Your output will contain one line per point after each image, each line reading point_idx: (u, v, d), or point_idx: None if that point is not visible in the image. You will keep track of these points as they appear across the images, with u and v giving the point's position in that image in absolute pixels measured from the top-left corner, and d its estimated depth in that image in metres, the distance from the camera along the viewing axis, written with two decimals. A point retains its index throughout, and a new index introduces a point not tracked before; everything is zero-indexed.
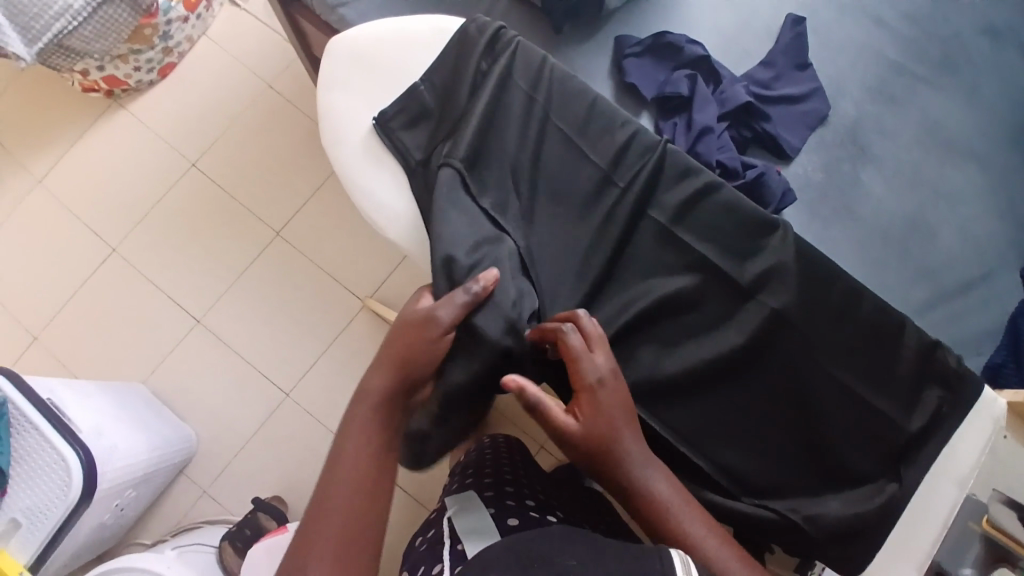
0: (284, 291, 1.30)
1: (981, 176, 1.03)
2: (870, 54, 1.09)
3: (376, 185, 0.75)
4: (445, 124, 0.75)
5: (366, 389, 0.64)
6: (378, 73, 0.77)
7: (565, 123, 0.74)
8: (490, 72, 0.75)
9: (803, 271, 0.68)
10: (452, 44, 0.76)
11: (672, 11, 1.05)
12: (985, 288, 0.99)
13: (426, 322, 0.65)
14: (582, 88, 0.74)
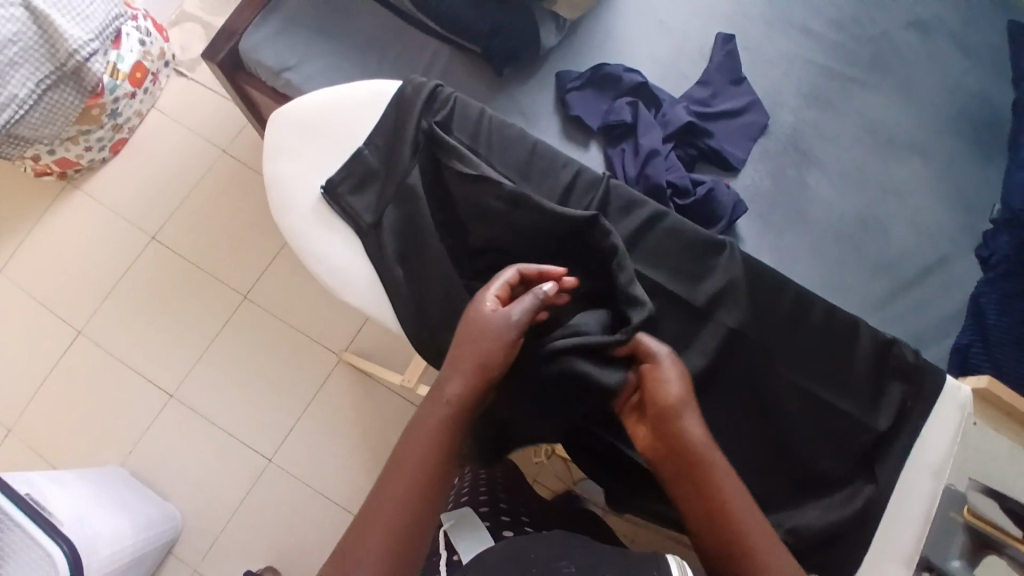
0: (258, 355, 1.29)
1: (921, 169, 1.07)
2: (799, 64, 1.13)
3: (329, 249, 0.76)
4: (390, 186, 0.77)
5: (438, 393, 0.63)
6: (320, 138, 0.80)
7: (507, 168, 0.78)
8: (433, 125, 0.77)
9: (754, 286, 0.72)
10: (392, 107, 0.79)
11: (608, 43, 1.08)
12: (939, 274, 1.02)
13: (504, 321, 0.63)
14: (524, 135, 0.79)
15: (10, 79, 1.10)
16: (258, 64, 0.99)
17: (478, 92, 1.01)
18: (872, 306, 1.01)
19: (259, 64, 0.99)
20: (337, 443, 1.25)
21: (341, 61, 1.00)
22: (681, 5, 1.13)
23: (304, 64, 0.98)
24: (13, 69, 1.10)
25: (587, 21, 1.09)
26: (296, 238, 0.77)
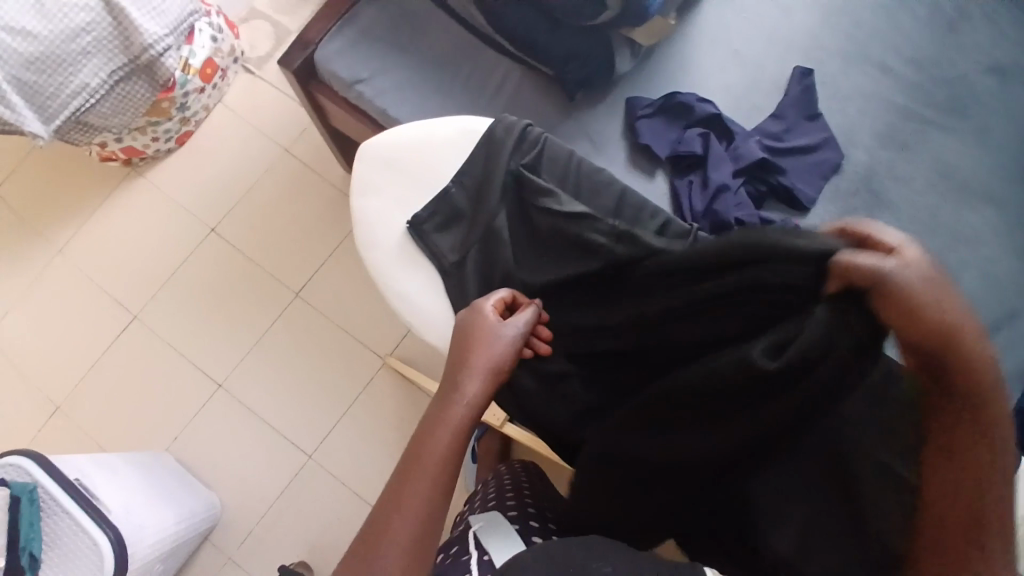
0: (305, 352, 1.31)
1: (999, 218, 1.03)
2: (877, 101, 1.09)
3: (410, 283, 0.82)
4: (478, 227, 0.83)
5: (455, 392, 0.66)
6: (408, 177, 0.86)
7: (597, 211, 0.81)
8: (523, 167, 0.82)
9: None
10: (483, 147, 0.85)
11: (680, 70, 1.07)
12: (1011, 329, 0.98)
13: (503, 338, 0.69)
14: (611, 180, 0.82)
15: (81, 68, 1.12)
16: (331, 75, 1.00)
17: (547, 115, 1.01)
18: None
19: (333, 74, 1.00)
20: (376, 446, 1.26)
21: (414, 75, 1.00)
22: (756, 34, 1.10)
23: (376, 77, 0.99)
24: (86, 58, 1.12)
25: (659, 46, 1.07)
26: (380, 271, 0.83)
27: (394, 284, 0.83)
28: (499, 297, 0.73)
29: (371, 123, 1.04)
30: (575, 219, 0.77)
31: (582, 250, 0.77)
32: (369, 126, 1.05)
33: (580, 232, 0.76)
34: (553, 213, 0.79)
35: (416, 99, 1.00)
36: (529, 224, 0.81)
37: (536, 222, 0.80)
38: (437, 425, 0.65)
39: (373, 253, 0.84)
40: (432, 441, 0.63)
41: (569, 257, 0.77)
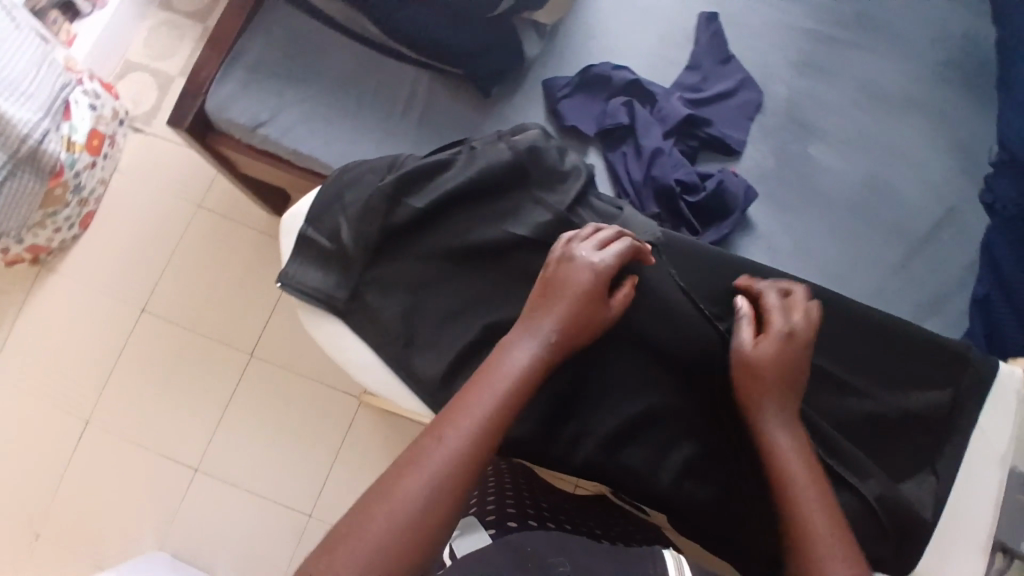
0: (277, 409, 1.24)
1: (911, 126, 1.08)
2: (785, 31, 1.09)
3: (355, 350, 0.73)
4: (381, 261, 0.74)
5: (508, 353, 0.62)
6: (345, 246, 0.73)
7: (501, 202, 0.75)
8: (432, 196, 0.73)
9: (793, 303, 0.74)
10: (376, 194, 0.73)
11: (589, 38, 1.03)
12: (946, 229, 1.05)
13: (588, 267, 0.65)
14: (538, 181, 0.75)
15: None
16: (230, 123, 0.93)
17: (466, 115, 0.95)
18: (892, 271, 1.01)
19: (230, 122, 0.92)
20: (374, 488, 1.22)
21: (318, 103, 0.93)
22: None
23: (277, 115, 0.92)
24: None
25: (564, 20, 1.04)
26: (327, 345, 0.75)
27: (364, 362, 0.73)
28: (608, 232, 0.68)
29: (284, 165, 0.98)
30: (535, 214, 0.74)
31: (498, 214, 0.74)
32: (282, 169, 0.99)
33: (552, 223, 0.73)
34: (491, 231, 0.73)
35: (326, 128, 0.92)
36: (449, 236, 0.74)
37: (482, 248, 0.73)
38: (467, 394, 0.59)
39: (326, 329, 0.74)
40: (461, 414, 0.58)
41: (491, 231, 0.73)
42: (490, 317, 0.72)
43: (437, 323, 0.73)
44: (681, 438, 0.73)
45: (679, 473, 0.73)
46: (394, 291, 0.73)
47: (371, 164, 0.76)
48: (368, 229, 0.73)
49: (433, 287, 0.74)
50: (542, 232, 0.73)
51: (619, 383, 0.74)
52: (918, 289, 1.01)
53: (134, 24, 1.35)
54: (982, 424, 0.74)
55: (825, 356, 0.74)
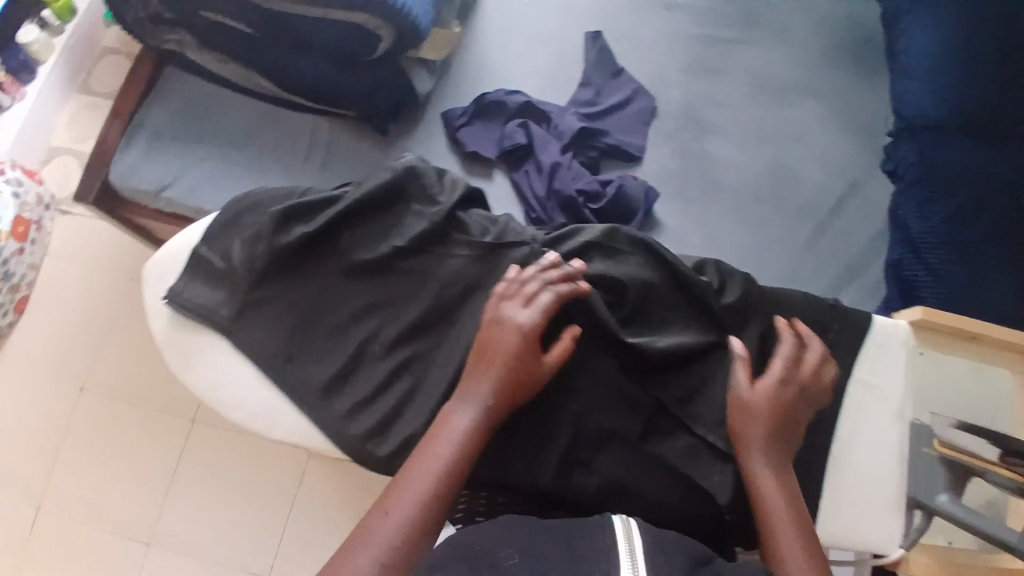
0: (227, 472, 1.21)
1: (813, 108, 1.11)
2: (672, 39, 1.14)
3: (239, 388, 0.68)
4: (260, 292, 0.69)
5: (448, 428, 0.58)
6: (218, 287, 0.70)
7: (386, 220, 0.71)
8: (317, 221, 0.69)
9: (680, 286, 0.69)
10: (269, 219, 0.69)
11: (484, 66, 1.07)
12: (852, 203, 1.06)
13: (523, 326, 0.61)
14: (422, 193, 0.72)
15: None
16: (135, 190, 0.93)
17: (367, 152, 0.97)
18: (802, 248, 1.03)
19: (135, 189, 0.93)
20: (332, 539, 1.16)
21: (219, 159, 0.94)
22: (543, 12, 1.12)
23: (180, 177, 0.93)
24: None
25: (456, 53, 1.07)
26: (216, 394, 0.69)
27: (244, 411, 0.68)
28: (533, 284, 0.64)
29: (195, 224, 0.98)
30: (409, 225, 0.71)
31: (384, 232, 0.71)
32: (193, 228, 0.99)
33: (435, 229, 0.70)
34: (376, 249, 0.70)
35: (226, 183, 0.93)
36: (338, 258, 0.70)
37: (366, 266, 0.69)
38: (395, 483, 0.55)
39: (209, 374, 0.69)
40: (389, 511, 0.53)
41: (375, 249, 0.70)
42: (382, 332, 0.69)
43: (320, 342, 0.69)
44: (565, 427, 0.65)
45: (565, 463, 0.64)
46: (278, 321, 0.69)
47: (273, 191, 0.74)
48: (251, 258, 0.68)
49: (324, 310, 0.69)
50: (423, 240, 0.70)
51: (498, 382, 0.66)
52: (832, 262, 1.03)
53: (57, 108, 1.39)
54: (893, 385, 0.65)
55: (712, 328, 0.68)
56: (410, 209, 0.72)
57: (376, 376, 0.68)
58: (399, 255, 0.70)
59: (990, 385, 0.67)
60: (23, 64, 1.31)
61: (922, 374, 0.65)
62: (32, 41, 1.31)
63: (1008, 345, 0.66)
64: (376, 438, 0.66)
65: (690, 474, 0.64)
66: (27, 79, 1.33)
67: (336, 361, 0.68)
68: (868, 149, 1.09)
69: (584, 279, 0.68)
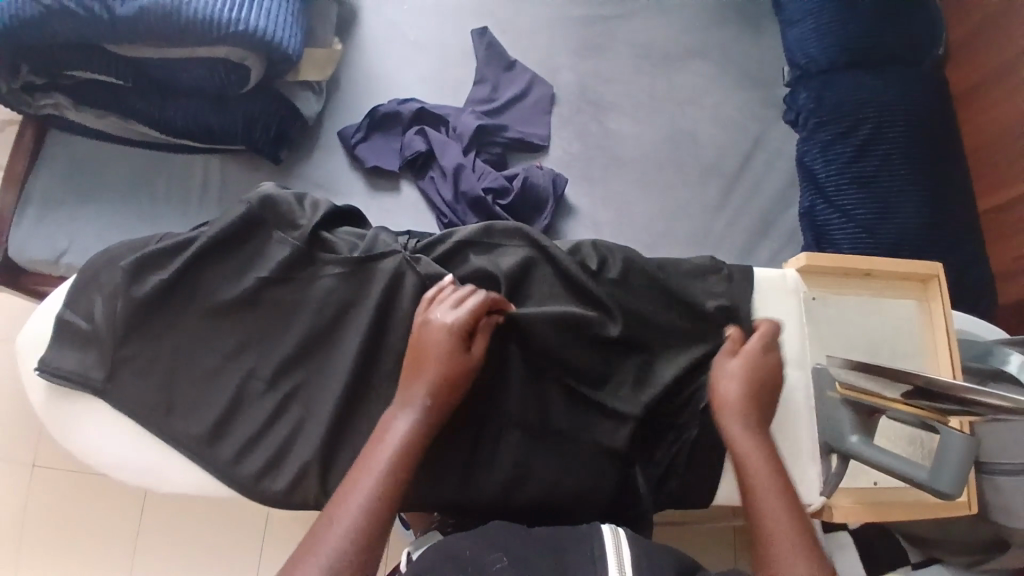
0: (189, 528, 1.16)
1: (701, 73, 1.14)
2: (557, 24, 1.14)
3: (135, 448, 0.67)
4: (133, 349, 0.67)
5: (384, 436, 0.54)
6: (86, 348, 0.67)
7: (249, 253, 0.68)
8: (177, 267, 0.67)
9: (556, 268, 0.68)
10: (124, 274, 0.67)
11: (373, 80, 1.06)
12: (754, 161, 1.10)
13: (450, 330, 0.58)
14: (280, 219, 0.69)
15: None
16: (32, 262, 0.91)
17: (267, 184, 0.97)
18: (714, 209, 1.06)
19: (36, 262, 0.90)
20: None
21: (114, 216, 0.92)
22: (424, 15, 1.11)
23: (76, 241, 0.90)
24: None
25: (343, 70, 1.06)
26: (121, 457, 0.67)
27: (141, 467, 0.67)
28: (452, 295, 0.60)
29: None
30: (268, 254, 0.68)
31: (249, 266, 0.68)
32: None
33: (296, 256, 0.68)
34: (242, 284, 0.68)
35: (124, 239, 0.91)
36: (206, 300, 0.68)
37: (236, 303, 0.68)
38: (338, 499, 0.50)
39: (104, 439, 0.67)
40: (331, 528, 0.48)
41: (241, 285, 0.68)
42: (264, 363, 0.68)
43: (197, 383, 0.67)
44: (462, 435, 0.64)
45: (472, 469, 0.63)
46: (159, 370, 0.67)
47: (128, 241, 0.69)
48: (114, 314, 0.66)
49: (197, 351, 0.68)
50: (288, 267, 0.68)
51: (382, 390, 0.67)
52: (746, 218, 1.06)
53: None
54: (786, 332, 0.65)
55: (595, 305, 0.66)
56: (271, 237, 0.69)
57: (270, 411, 0.67)
58: (267, 287, 0.68)
59: (890, 318, 0.67)
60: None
61: (820, 319, 0.66)
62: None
63: (898, 275, 0.67)
64: (271, 468, 0.67)
65: (596, 459, 0.64)
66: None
67: (225, 406, 0.67)
68: (756, 106, 1.14)
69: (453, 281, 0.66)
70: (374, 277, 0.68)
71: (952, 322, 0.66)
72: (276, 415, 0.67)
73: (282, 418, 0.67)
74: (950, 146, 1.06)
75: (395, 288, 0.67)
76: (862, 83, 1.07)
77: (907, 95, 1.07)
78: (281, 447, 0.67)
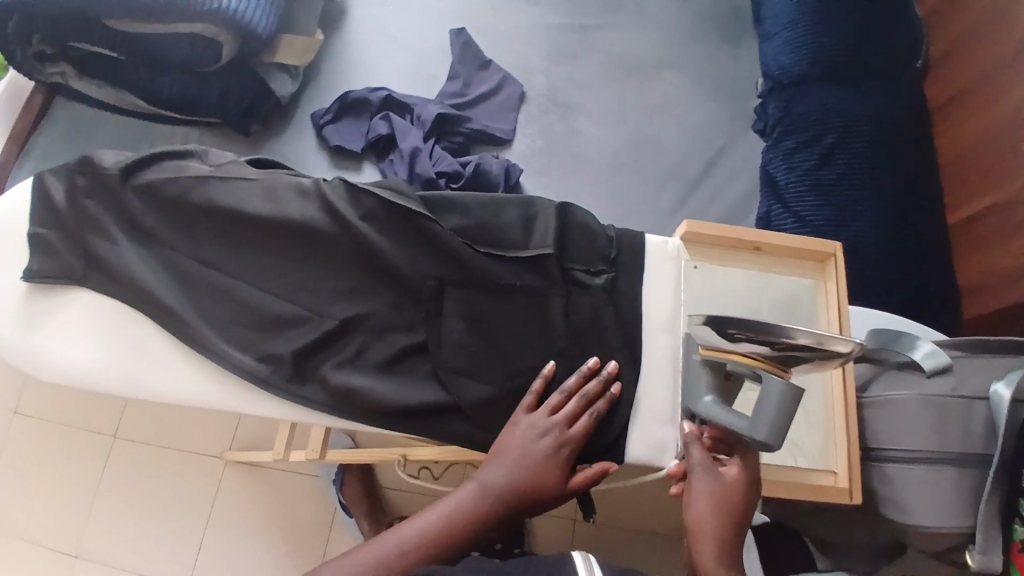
0: (145, 484, 1.17)
1: (673, 81, 1.17)
2: (534, 30, 1.19)
3: (58, 357, 0.60)
4: (66, 249, 0.61)
5: (451, 502, 0.54)
6: (0, 231, 0.63)
7: (166, 173, 0.61)
8: (107, 170, 0.61)
9: (464, 209, 0.62)
10: (59, 178, 0.62)
11: (352, 71, 1.13)
12: (715, 171, 1.11)
13: (547, 438, 0.55)
14: (208, 152, 0.64)
15: None
16: None
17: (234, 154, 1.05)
18: (667, 209, 1.07)
19: None
20: (243, 547, 1.13)
21: None
22: (410, 17, 1.19)
23: None
24: None
25: (326, 61, 1.14)
26: None
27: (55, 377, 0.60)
28: (562, 392, 0.57)
29: None
30: (187, 166, 0.62)
31: (171, 183, 0.61)
32: None
33: (225, 170, 0.62)
34: (160, 193, 0.61)
35: None
36: (125, 206, 0.61)
37: (155, 210, 0.61)
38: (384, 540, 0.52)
39: (16, 349, 0.61)
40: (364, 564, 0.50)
41: (168, 190, 0.61)
42: (167, 267, 0.61)
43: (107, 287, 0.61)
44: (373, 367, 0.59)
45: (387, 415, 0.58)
46: (62, 255, 0.61)
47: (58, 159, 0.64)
48: (56, 211, 0.61)
49: (94, 237, 0.61)
50: (215, 183, 0.61)
51: (287, 324, 0.59)
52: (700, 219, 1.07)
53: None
54: (665, 296, 0.63)
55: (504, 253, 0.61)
56: (199, 164, 0.63)
57: (162, 337, 0.60)
58: (185, 198, 0.61)
59: (783, 293, 0.65)
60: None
61: (702, 288, 0.64)
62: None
63: (795, 254, 0.66)
64: (187, 377, 0.59)
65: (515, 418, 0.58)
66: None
67: (130, 320, 0.60)
68: (722, 114, 1.15)
69: (365, 209, 0.61)
70: (297, 195, 0.61)
71: (846, 301, 0.64)
72: (165, 312, 0.59)
73: (168, 318, 0.59)
74: (922, 158, 1.03)
75: (317, 207, 0.61)
76: (830, 94, 1.05)
77: (880, 103, 1.05)
78: (189, 354, 0.59)
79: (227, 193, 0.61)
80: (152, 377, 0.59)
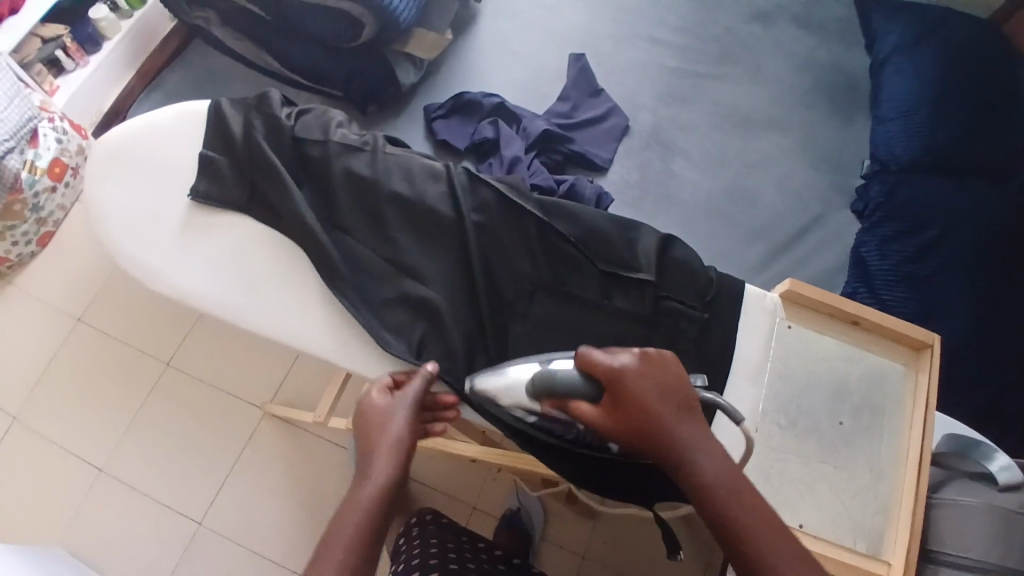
0: (184, 419, 1.18)
1: (775, 145, 1.18)
2: (650, 69, 1.22)
3: (182, 273, 0.66)
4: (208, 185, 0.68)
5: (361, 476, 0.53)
6: (150, 157, 0.69)
7: (319, 138, 0.70)
8: (274, 119, 0.70)
9: (574, 228, 0.68)
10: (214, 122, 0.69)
11: (470, 73, 1.18)
12: (803, 241, 1.11)
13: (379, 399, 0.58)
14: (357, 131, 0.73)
15: None
16: None
17: None
18: (748, 268, 1.08)
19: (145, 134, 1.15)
20: (263, 499, 1.14)
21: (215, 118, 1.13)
22: (534, 34, 1.23)
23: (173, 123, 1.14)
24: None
25: (447, 60, 1.19)
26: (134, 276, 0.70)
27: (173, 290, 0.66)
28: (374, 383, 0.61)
29: None
30: (337, 134, 0.71)
31: (326, 148, 0.70)
32: None
33: (370, 145, 0.71)
34: (317, 151, 0.70)
35: None
36: (276, 153, 0.69)
37: (308, 165, 0.70)
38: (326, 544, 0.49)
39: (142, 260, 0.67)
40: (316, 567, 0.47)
41: (323, 152, 0.70)
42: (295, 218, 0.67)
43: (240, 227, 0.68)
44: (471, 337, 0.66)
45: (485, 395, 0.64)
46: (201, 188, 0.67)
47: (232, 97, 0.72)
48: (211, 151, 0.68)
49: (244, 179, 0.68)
50: (363, 153, 0.70)
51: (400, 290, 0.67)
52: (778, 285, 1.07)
53: (114, 87, 1.20)
54: (754, 346, 0.65)
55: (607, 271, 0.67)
56: (347, 136, 0.71)
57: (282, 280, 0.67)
58: (334, 161, 0.70)
59: (870, 371, 0.65)
60: (89, 35, 1.13)
61: (792, 348, 0.66)
62: (103, 19, 1.13)
63: (889, 337, 0.66)
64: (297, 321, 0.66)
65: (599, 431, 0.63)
66: (92, 50, 1.15)
67: (256, 252, 0.67)
68: (819, 187, 1.15)
69: (488, 204, 0.69)
70: (429, 180, 0.70)
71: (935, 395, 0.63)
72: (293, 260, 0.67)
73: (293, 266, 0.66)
74: None
75: (444, 190, 0.70)
76: (939, 190, 1.04)
77: (988, 210, 1.02)
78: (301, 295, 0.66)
79: (372, 167, 0.70)
80: (262, 312, 0.66)
